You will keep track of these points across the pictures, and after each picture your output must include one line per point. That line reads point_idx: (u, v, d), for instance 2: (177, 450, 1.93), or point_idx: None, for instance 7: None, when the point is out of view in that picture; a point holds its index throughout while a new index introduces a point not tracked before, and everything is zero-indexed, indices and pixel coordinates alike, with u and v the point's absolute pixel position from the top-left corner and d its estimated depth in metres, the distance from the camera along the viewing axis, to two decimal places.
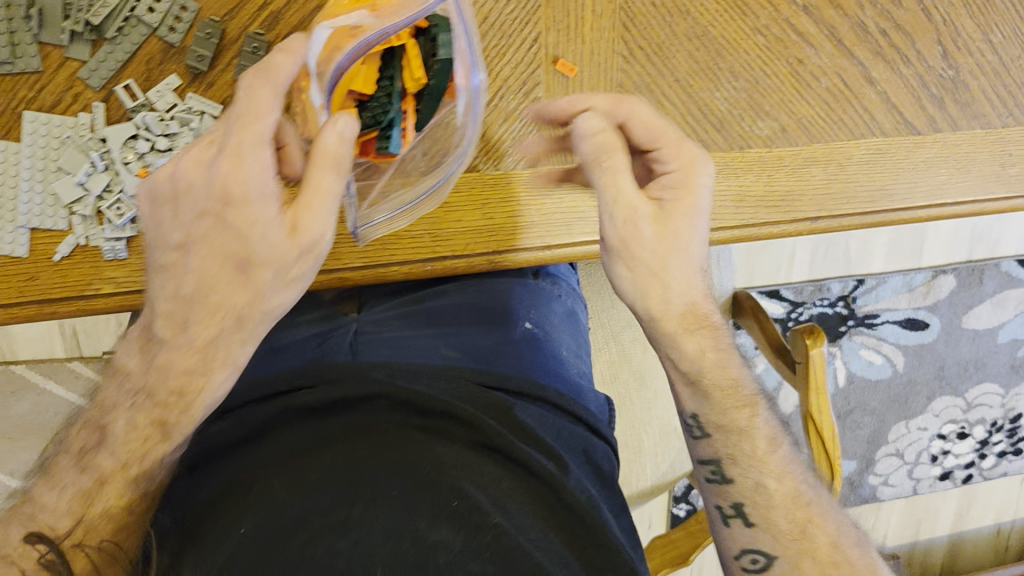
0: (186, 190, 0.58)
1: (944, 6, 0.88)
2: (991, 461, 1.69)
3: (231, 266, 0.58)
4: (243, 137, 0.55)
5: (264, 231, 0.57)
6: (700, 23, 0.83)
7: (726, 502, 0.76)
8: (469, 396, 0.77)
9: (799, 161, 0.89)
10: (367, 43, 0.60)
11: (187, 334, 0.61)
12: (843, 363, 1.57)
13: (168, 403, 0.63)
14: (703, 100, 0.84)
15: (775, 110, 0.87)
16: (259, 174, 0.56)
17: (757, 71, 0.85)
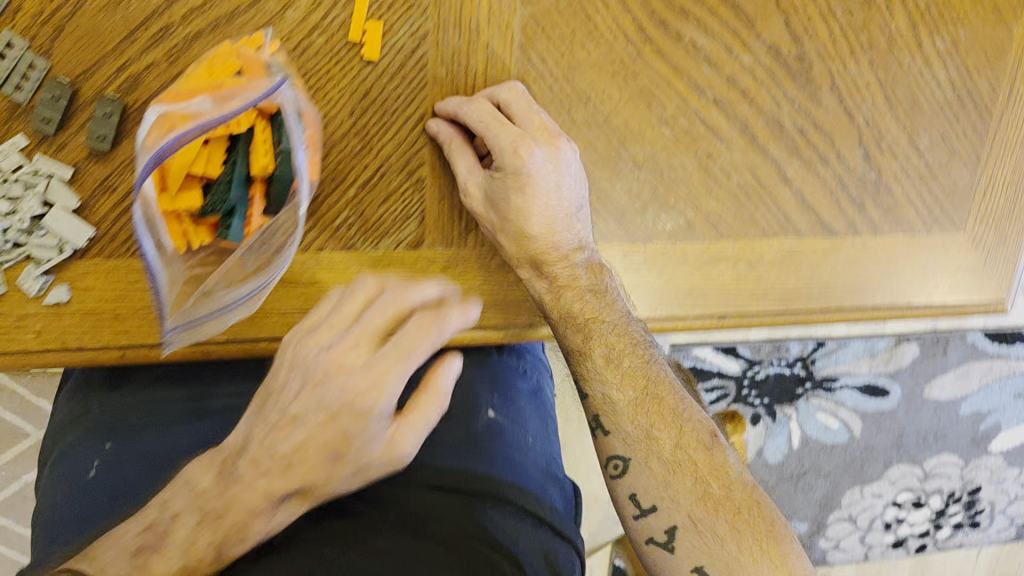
0: (328, 394, 0.57)
1: (868, 106, 0.83)
2: (947, 530, 1.44)
3: (422, 421, 0.59)
4: (317, 334, 0.59)
5: (409, 435, 0.58)
6: (601, 110, 0.77)
7: (660, 528, 0.68)
8: (428, 515, 0.66)
9: (707, 257, 0.84)
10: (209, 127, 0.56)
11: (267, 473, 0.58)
12: (797, 424, 1.29)
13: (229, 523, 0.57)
14: (602, 192, 0.80)
15: (682, 204, 0.82)
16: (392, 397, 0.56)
17: (663, 163, 0.80)
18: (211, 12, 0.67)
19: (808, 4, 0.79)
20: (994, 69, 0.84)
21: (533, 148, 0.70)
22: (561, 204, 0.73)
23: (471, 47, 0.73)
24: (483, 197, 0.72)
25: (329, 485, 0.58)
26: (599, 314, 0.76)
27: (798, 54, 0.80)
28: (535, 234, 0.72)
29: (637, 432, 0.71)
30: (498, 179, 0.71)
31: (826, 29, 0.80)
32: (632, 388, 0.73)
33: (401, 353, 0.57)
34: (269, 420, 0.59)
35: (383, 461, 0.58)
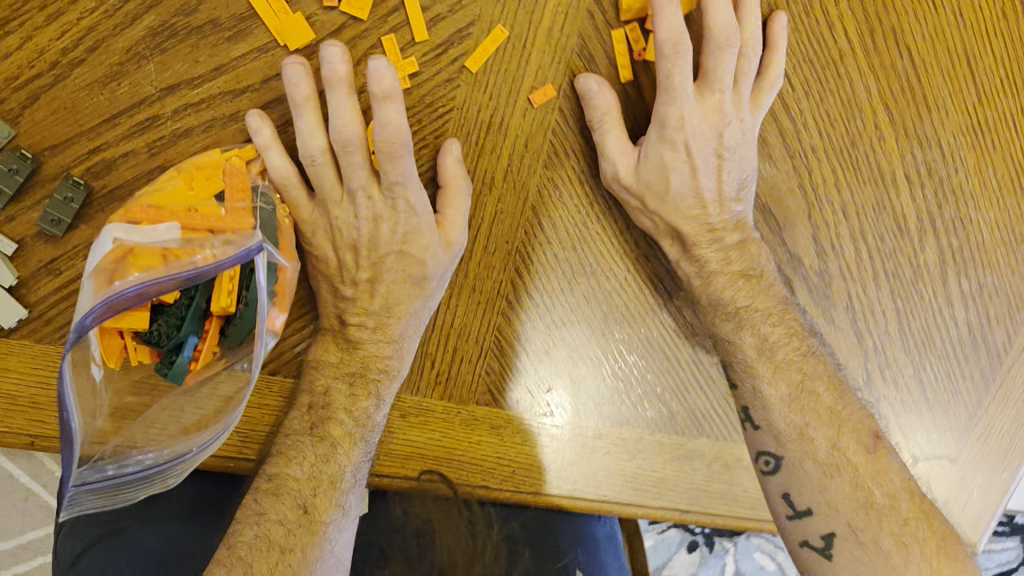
0: (384, 236, 0.67)
1: (879, 332, 0.77)
2: None
3: (457, 215, 0.66)
4: (333, 211, 0.66)
5: (453, 224, 0.66)
6: (603, 286, 0.72)
7: (816, 532, 0.66)
8: None
9: (679, 453, 0.77)
10: (185, 278, 0.49)
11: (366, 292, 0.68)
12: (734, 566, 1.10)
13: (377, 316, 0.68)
14: (586, 369, 0.75)
15: (666, 393, 0.76)
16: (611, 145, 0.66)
17: (654, 352, 0.76)
18: (209, 113, 0.61)
19: (841, 224, 0.74)
20: (1014, 319, 0.79)
21: (698, 127, 0.66)
22: (726, 168, 0.68)
23: (480, 199, 0.68)
24: (637, 172, 0.67)
25: (395, 327, 0.68)
26: (765, 300, 0.70)
27: (819, 268, 0.75)
28: (690, 216, 0.69)
29: (792, 428, 0.68)
30: (646, 156, 0.67)
31: (854, 251, 0.75)
32: (787, 383, 0.69)
33: (411, 207, 0.66)
34: (340, 299, 0.68)
35: (442, 251, 0.67)
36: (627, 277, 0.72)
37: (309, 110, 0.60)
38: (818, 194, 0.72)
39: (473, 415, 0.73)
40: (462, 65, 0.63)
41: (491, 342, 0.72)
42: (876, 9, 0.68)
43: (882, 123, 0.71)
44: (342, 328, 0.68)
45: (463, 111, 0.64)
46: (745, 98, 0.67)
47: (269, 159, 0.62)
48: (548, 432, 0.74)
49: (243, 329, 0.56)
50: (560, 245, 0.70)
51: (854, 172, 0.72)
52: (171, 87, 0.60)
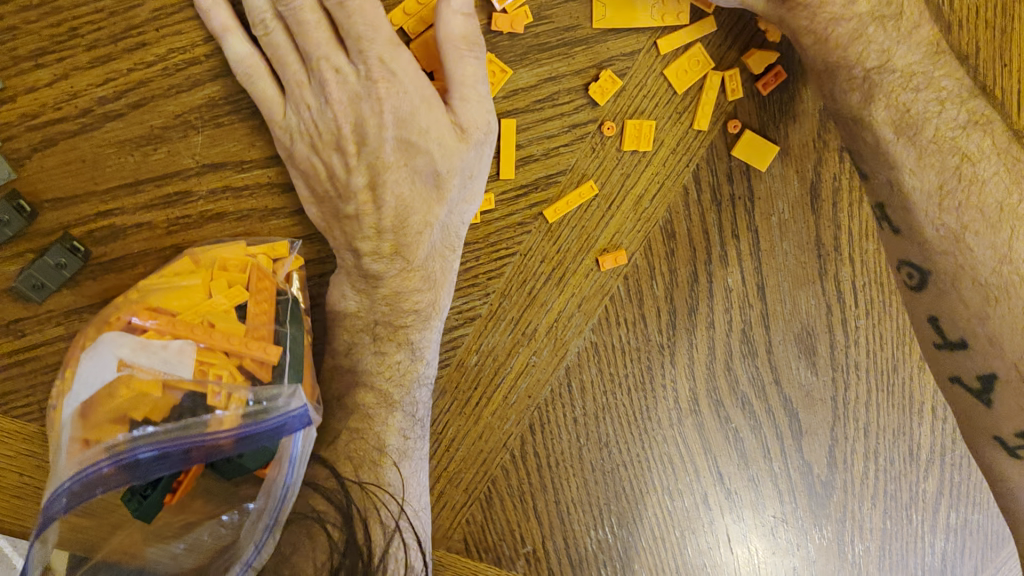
0: (370, 125, 0.49)
1: (858, 548, 0.76)
2: None
3: (469, 89, 0.49)
4: (300, 95, 0.49)
5: (470, 107, 0.50)
6: (614, 458, 0.67)
7: (974, 370, 0.56)
8: None
9: None
10: (196, 448, 0.41)
11: (376, 207, 0.52)
12: None
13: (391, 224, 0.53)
14: (567, 538, 0.69)
15: (643, 572, 0.71)
16: None
17: (645, 533, 0.70)
18: (249, 201, 0.53)
19: (858, 438, 0.71)
20: (985, 556, 0.79)
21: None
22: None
23: (515, 348, 0.61)
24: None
25: (415, 246, 0.54)
26: (906, 53, 0.54)
27: (826, 478, 0.72)
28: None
29: (946, 234, 0.54)
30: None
31: (862, 466, 0.73)
32: (936, 172, 0.54)
33: (393, 76, 0.48)
34: (343, 217, 0.52)
35: (456, 142, 0.50)
36: (641, 451, 0.67)
37: None
38: (845, 408, 0.70)
39: (444, 564, 0.66)
40: (540, 212, 0.57)
41: (480, 492, 0.65)
42: None
43: None
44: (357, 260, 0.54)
45: (523, 257, 0.58)
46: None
47: (227, 43, 0.48)
48: None
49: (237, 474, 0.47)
50: (585, 408, 0.64)
51: (885, 395, 0.70)
52: (215, 165, 0.51)
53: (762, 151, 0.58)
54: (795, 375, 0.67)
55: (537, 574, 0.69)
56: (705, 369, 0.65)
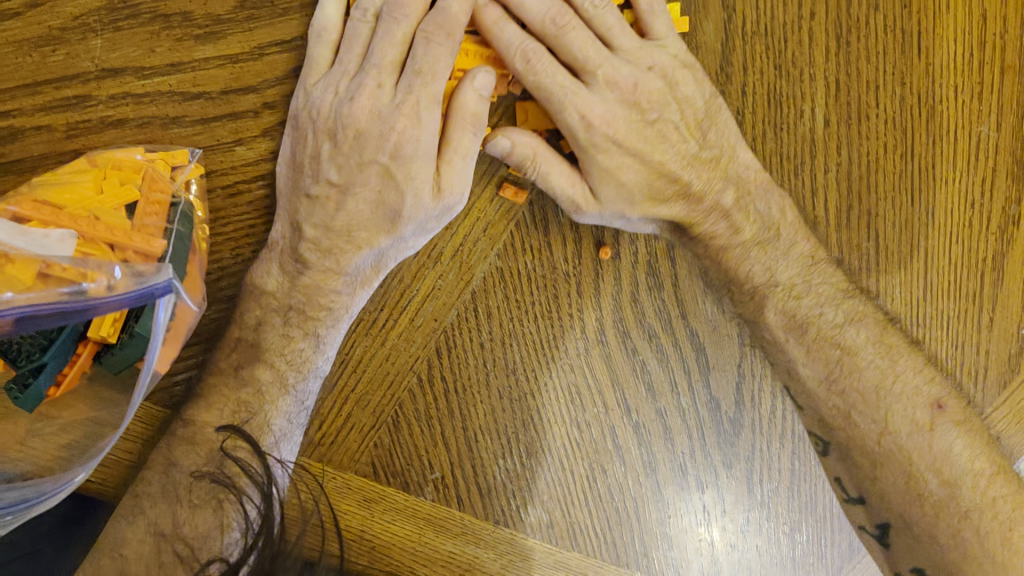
0: (370, 142, 0.52)
1: (768, 488, 0.78)
2: None
3: (460, 157, 0.54)
4: (335, 83, 0.52)
5: (454, 173, 0.54)
6: (521, 386, 0.68)
7: (873, 520, 0.68)
8: None
9: (546, 562, 0.75)
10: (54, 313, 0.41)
11: (332, 214, 0.55)
12: None
13: (334, 239, 0.55)
14: (473, 463, 0.70)
15: (552, 502, 0.73)
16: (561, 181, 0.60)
17: (552, 462, 0.72)
18: (150, 108, 0.53)
19: (766, 377, 0.73)
20: None
21: (610, 116, 0.59)
22: (674, 129, 0.61)
23: (421, 270, 0.63)
24: (602, 191, 0.62)
25: (351, 256, 0.56)
26: (787, 267, 0.66)
27: (734, 416, 0.74)
28: (668, 198, 0.63)
29: (838, 414, 0.66)
30: (593, 165, 0.61)
31: (769, 404, 0.74)
32: (823, 363, 0.66)
33: (417, 118, 0.52)
34: (302, 196, 0.54)
35: (430, 197, 0.54)
36: (546, 381, 0.69)
37: None
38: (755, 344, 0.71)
39: (348, 482, 0.68)
40: None
41: (387, 416, 0.67)
42: (859, 186, 0.67)
43: None
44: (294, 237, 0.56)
45: None
46: (632, 42, 0.59)
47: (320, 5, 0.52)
48: (424, 516, 0.70)
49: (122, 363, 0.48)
50: (491, 334, 0.66)
51: None
52: (114, 71, 0.52)
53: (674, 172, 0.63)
54: (702, 310, 0.69)
55: (445, 500, 0.70)
56: (612, 300, 0.67)
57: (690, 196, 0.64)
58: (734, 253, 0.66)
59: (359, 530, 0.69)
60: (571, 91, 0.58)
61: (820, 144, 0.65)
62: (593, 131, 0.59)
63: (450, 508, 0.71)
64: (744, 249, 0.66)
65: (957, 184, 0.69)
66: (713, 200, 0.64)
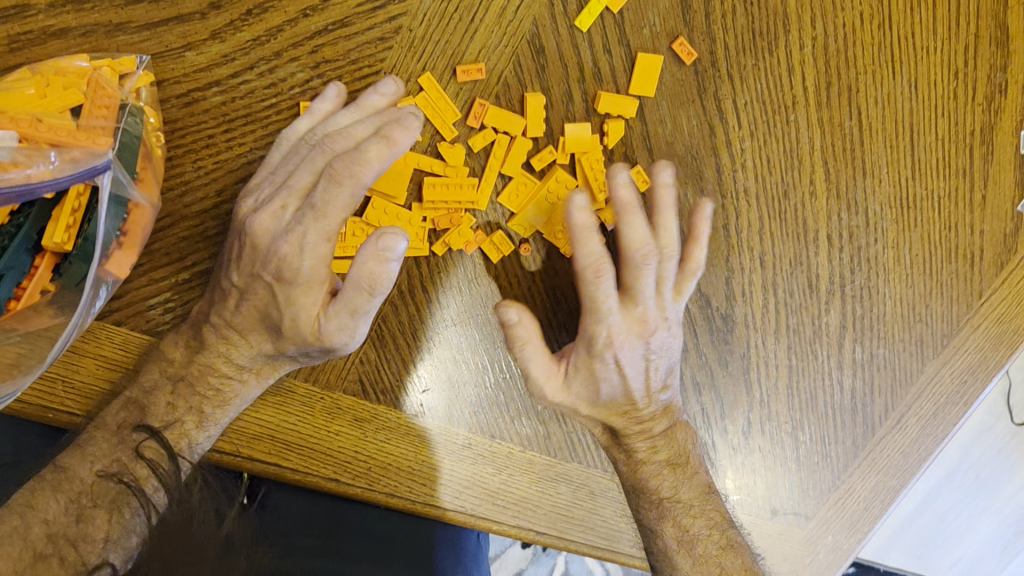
0: (262, 261, 0.55)
1: (767, 385, 0.77)
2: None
3: (346, 310, 0.56)
4: (263, 193, 0.56)
5: (338, 323, 0.56)
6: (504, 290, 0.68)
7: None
8: None
9: (547, 474, 0.74)
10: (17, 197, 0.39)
11: (235, 318, 0.58)
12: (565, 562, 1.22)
13: (225, 341, 0.58)
14: (468, 374, 0.70)
15: (547, 411, 0.73)
16: (540, 368, 0.65)
17: None
18: (93, 16, 0.52)
19: (755, 270, 0.72)
20: (894, 394, 0.80)
21: (625, 338, 0.65)
22: (653, 370, 0.67)
23: None
24: (572, 382, 0.66)
25: (246, 353, 0.59)
26: (690, 491, 0.70)
27: (725, 312, 0.73)
28: (621, 415, 0.68)
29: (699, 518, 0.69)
30: (574, 360, 0.65)
31: (761, 298, 0.73)
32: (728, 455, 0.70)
33: (300, 254, 0.54)
34: (217, 292, 0.58)
35: (306, 329, 0.56)
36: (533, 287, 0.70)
37: (349, 114, 0.55)
38: (739, 234, 0.70)
39: (337, 404, 0.67)
40: (400, 24, 0.57)
41: (371, 331, 0.67)
42: (837, 61, 0.66)
43: (818, 178, 0.69)
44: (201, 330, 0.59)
45: (383, 74, 0.58)
46: (672, 276, 0.66)
47: (296, 120, 0.56)
48: (422, 435, 0.69)
49: (83, 270, 0.48)
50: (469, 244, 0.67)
51: (779, 223, 0.70)
52: None
53: (645, 60, 0.61)
54: (684, 202, 0.67)
55: (440, 415, 0.70)
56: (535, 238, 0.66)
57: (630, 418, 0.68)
58: (649, 468, 0.69)
59: (356, 453, 0.67)
60: (613, 311, 0.64)
61: (793, 17, 0.64)
62: (600, 350, 0.64)
63: (446, 425, 0.70)
64: (660, 470, 0.69)
65: (939, 51, 0.67)
66: (648, 425, 0.69)
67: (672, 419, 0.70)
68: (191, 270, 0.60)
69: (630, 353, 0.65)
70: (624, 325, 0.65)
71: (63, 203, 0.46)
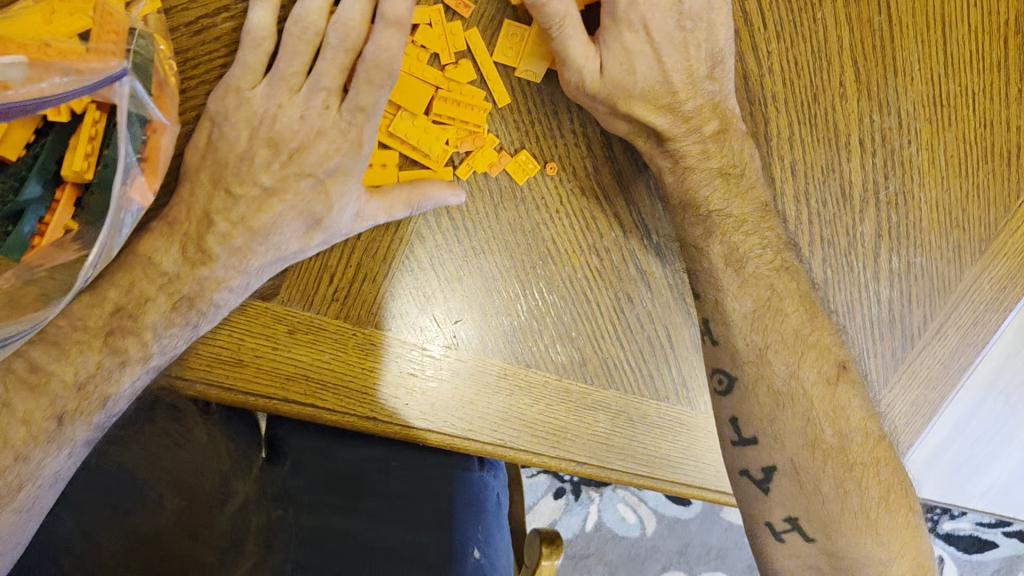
0: (307, 160, 0.58)
1: None
2: None
3: (393, 204, 0.60)
4: (248, 174, 0.57)
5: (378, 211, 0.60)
6: (531, 214, 0.67)
7: (758, 464, 0.67)
8: None
9: (585, 402, 0.73)
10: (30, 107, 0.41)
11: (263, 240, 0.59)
12: (597, 510, 1.25)
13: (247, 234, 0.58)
14: (499, 304, 0.68)
15: (580, 338, 0.72)
16: (575, 35, 0.58)
17: (575, 293, 0.70)
18: None
19: (787, 180, 0.70)
20: (933, 303, 0.78)
21: (653, 0, 0.60)
22: (695, 45, 0.62)
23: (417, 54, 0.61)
24: (607, 72, 0.61)
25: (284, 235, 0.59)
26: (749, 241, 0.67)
27: None
28: (662, 107, 0.63)
29: (753, 349, 0.66)
30: (605, 42, 0.60)
31: (794, 210, 0.71)
32: (753, 300, 0.67)
33: (355, 145, 0.58)
34: (229, 196, 0.57)
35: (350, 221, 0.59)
36: (564, 209, 0.67)
37: None
38: (768, 142, 0.69)
39: (369, 340, 0.66)
40: None
41: (400, 261, 0.66)
42: None
43: (847, 78, 0.68)
44: (205, 228, 0.57)
45: None
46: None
47: (252, 12, 0.53)
48: (458, 368, 0.68)
49: (103, 201, 0.46)
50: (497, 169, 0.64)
51: (808, 128, 0.69)
52: None
53: None
54: None
55: (475, 347, 0.69)
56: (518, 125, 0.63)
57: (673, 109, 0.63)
58: (700, 178, 0.66)
59: (392, 387, 0.67)
60: None
61: None
62: (631, 11, 0.59)
63: (482, 356, 0.69)
64: (710, 180, 0.66)
65: None
66: (697, 122, 0.65)
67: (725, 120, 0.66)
68: None
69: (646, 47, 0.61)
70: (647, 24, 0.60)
71: (77, 132, 0.45)
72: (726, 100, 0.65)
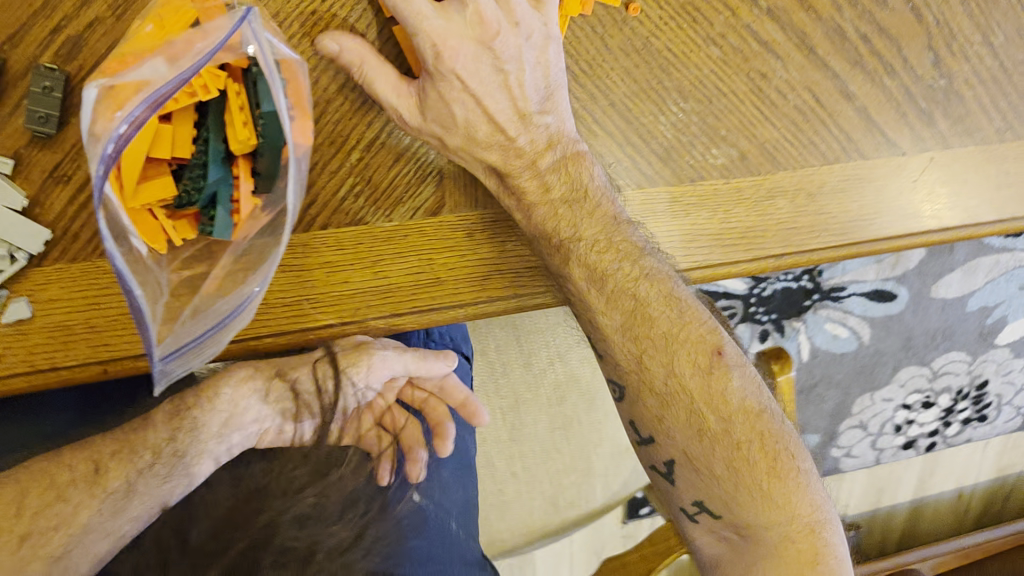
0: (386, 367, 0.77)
1: (936, 4, 0.73)
2: (956, 428, 1.39)
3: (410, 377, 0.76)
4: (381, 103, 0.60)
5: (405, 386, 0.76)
6: (639, 33, 0.66)
7: (663, 458, 0.69)
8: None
9: (762, 192, 0.73)
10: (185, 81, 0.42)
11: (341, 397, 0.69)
12: (806, 339, 1.22)
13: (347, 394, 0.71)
14: (647, 129, 0.69)
15: (732, 133, 0.71)
16: (383, 82, 0.59)
17: (712, 89, 0.70)
18: None
19: None
20: None
21: (457, 48, 0.58)
22: (516, 82, 0.62)
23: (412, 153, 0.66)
24: (424, 113, 0.61)
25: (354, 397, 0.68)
26: (592, 226, 0.67)
27: None
28: (494, 145, 0.63)
29: (629, 358, 0.67)
30: (420, 92, 0.60)
31: None
32: (619, 312, 0.67)
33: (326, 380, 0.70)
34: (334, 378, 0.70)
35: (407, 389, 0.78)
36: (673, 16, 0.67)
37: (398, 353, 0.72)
38: None
39: None
40: None
41: None
42: None
43: None
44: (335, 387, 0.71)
45: None
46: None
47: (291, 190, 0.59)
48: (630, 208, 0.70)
49: (273, 157, 0.50)
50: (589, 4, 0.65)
51: None
52: None
53: None
54: None
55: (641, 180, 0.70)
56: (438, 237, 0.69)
57: (506, 143, 0.63)
58: (545, 207, 0.66)
59: None
60: (427, 18, 0.57)
61: None
62: (438, 65, 0.58)
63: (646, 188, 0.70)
64: (556, 209, 0.66)
65: None
66: (531, 152, 0.64)
67: (564, 150, 0.65)
68: (360, 148, 0.63)
69: (463, 99, 0.60)
70: (455, 77, 0.59)
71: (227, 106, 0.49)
72: (562, 129, 0.65)
